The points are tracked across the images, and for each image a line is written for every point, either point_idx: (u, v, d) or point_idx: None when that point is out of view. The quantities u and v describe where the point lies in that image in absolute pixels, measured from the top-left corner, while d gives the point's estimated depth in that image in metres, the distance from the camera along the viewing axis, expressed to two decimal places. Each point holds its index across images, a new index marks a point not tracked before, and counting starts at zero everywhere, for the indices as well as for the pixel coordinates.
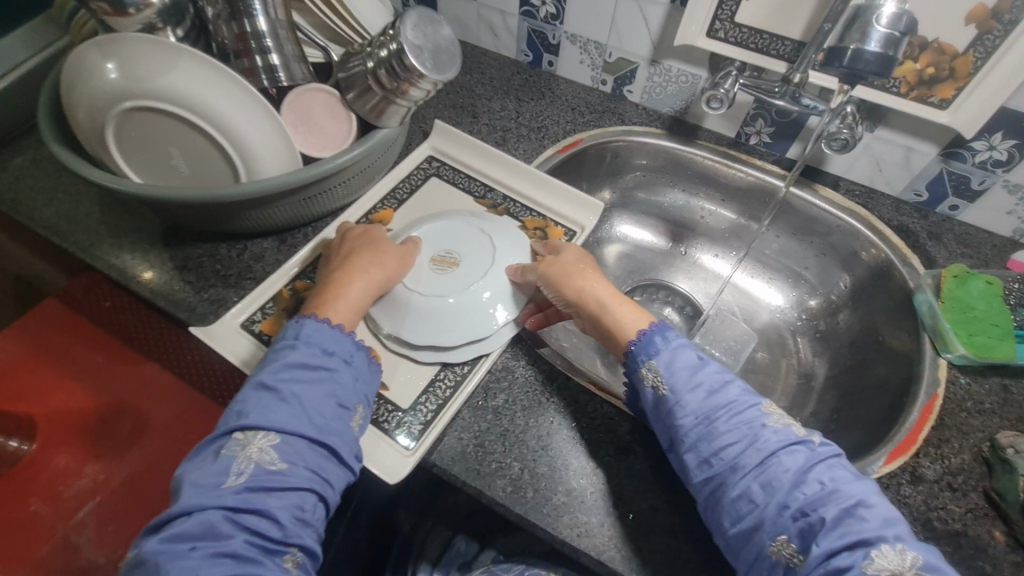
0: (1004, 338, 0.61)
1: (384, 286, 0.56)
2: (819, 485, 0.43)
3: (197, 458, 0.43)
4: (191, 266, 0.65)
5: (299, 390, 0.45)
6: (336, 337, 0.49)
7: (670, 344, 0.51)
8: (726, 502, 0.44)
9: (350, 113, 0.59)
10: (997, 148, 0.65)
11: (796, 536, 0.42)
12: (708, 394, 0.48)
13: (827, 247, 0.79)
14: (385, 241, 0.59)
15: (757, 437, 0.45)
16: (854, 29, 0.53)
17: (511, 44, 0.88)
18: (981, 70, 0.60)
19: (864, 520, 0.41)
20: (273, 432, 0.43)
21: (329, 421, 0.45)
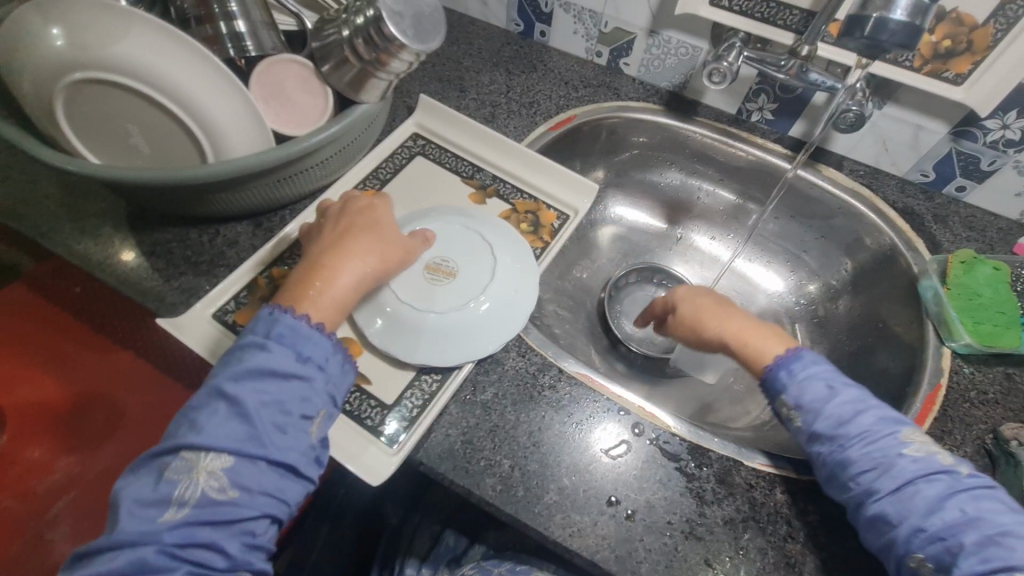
0: (1010, 326, 0.59)
1: (376, 279, 0.50)
2: (959, 513, 0.41)
3: (142, 474, 0.40)
4: (160, 252, 0.61)
5: (258, 404, 0.41)
6: (309, 342, 0.45)
7: (802, 373, 0.49)
8: (863, 520, 0.44)
9: (325, 87, 0.54)
10: (1010, 127, 0.62)
11: (930, 557, 0.41)
12: (838, 423, 0.46)
13: (828, 230, 0.76)
14: (387, 227, 0.53)
15: (892, 464, 0.44)
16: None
17: (501, 13, 0.83)
18: (1000, 43, 0.56)
19: (1011, 548, 0.40)
20: (225, 453, 0.40)
21: (292, 438, 0.42)
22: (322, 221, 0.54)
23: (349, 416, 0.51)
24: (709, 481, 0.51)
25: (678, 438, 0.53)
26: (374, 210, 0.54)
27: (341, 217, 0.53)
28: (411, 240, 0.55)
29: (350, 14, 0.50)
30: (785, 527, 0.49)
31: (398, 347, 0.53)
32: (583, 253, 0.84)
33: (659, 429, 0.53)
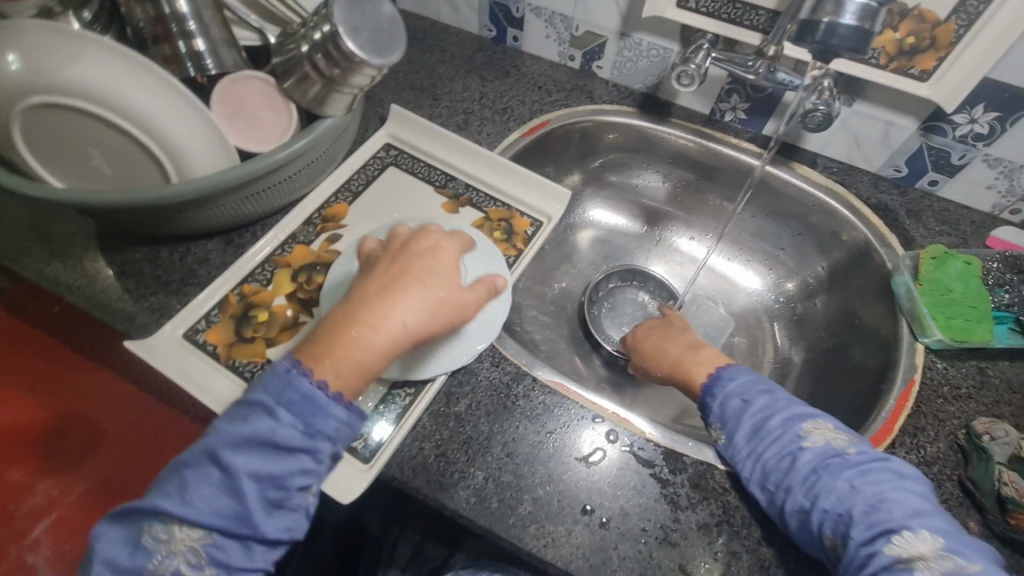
0: (982, 320, 0.59)
1: (415, 342, 0.42)
2: (848, 487, 0.44)
3: (130, 528, 0.40)
4: (130, 273, 0.60)
5: (249, 481, 0.38)
6: (318, 419, 0.39)
7: (726, 392, 0.53)
8: (780, 510, 0.47)
9: (288, 104, 0.54)
10: (978, 121, 0.63)
11: (831, 532, 0.44)
12: (753, 431, 0.50)
13: (804, 228, 0.76)
14: (445, 278, 0.43)
15: (794, 457, 0.47)
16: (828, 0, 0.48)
17: (473, 18, 0.83)
18: (963, 39, 0.56)
19: (889, 511, 0.43)
20: (211, 526, 0.38)
21: (282, 514, 0.40)
22: (382, 253, 0.46)
23: None
24: (683, 486, 0.51)
25: (652, 444, 0.53)
26: (437, 256, 0.45)
27: (399, 258, 0.44)
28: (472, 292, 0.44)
29: (308, 30, 0.50)
30: (759, 530, 0.49)
31: None
32: (562, 258, 0.84)
33: (634, 436, 0.53)
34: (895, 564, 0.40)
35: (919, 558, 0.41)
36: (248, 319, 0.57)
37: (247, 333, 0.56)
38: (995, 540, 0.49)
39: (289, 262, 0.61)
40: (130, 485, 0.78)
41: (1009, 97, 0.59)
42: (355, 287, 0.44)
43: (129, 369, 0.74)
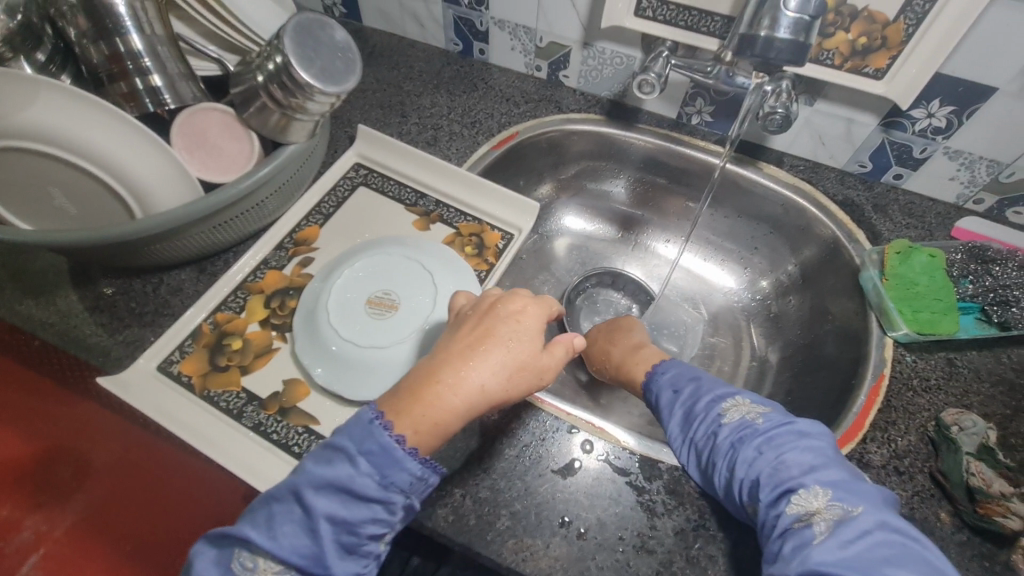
0: (948, 312, 0.60)
1: (488, 402, 0.42)
2: (756, 455, 0.44)
3: (213, 556, 0.39)
4: (103, 306, 0.60)
5: (329, 527, 0.37)
6: (398, 470, 0.38)
7: (662, 383, 0.55)
8: (712, 488, 0.48)
9: (249, 132, 0.55)
10: (935, 115, 0.64)
11: (749, 501, 0.44)
12: (684, 417, 0.51)
13: (775, 226, 0.77)
14: (524, 341, 0.44)
15: (714, 435, 0.48)
16: (763, 14, 0.49)
17: (438, 33, 0.84)
18: (913, 37, 0.57)
19: (788, 470, 0.42)
20: (288, 564, 0.37)
21: (354, 558, 0.39)
22: (467, 314, 0.47)
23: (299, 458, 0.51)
24: (659, 492, 0.52)
25: (626, 452, 0.54)
26: (522, 319, 0.46)
27: (485, 319, 0.46)
28: (547, 356, 0.46)
29: (262, 59, 0.51)
30: (734, 533, 0.50)
31: (345, 386, 0.53)
32: (539, 266, 0.85)
33: (609, 445, 0.54)
34: (795, 524, 0.39)
35: (812, 513, 0.39)
36: (222, 348, 0.57)
37: (222, 361, 0.56)
38: (966, 530, 0.50)
39: (262, 288, 0.61)
40: (116, 522, 0.77)
41: (962, 91, 0.60)
42: (440, 343, 0.45)
43: (108, 405, 0.71)
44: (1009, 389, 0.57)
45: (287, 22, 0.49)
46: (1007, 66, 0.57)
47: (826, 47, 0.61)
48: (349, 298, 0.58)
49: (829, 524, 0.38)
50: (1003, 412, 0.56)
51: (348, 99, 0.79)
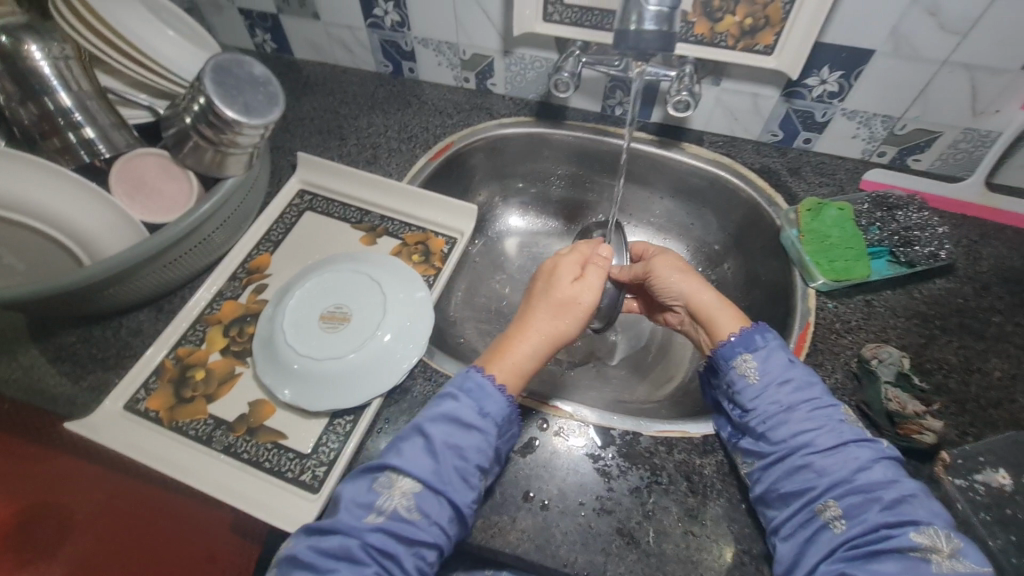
0: (859, 258, 0.65)
1: (551, 340, 0.57)
2: (882, 474, 0.48)
3: (356, 483, 0.48)
4: (65, 355, 0.61)
5: (447, 447, 0.48)
6: (493, 400, 0.51)
7: (767, 343, 0.55)
8: (790, 468, 0.49)
9: (186, 170, 0.58)
10: (827, 80, 0.69)
11: (845, 506, 0.47)
12: (792, 389, 0.53)
13: (705, 200, 0.82)
14: (561, 284, 0.59)
15: (833, 428, 0.50)
16: (631, 10, 0.53)
17: (368, 57, 0.87)
18: (791, 14, 0.63)
19: (916, 506, 0.46)
20: (417, 481, 0.47)
21: (471, 483, 0.48)
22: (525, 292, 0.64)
23: (271, 472, 0.54)
24: (614, 457, 0.55)
25: (579, 424, 0.57)
26: (556, 273, 0.60)
27: (532, 286, 0.62)
28: (578, 289, 0.59)
29: (187, 102, 0.54)
30: (685, 483, 0.54)
31: (308, 399, 0.56)
32: (493, 266, 0.88)
33: (562, 420, 0.58)
34: (913, 550, 0.44)
35: (939, 552, 0.44)
36: (186, 380, 0.59)
37: (187, 393, 0.59)
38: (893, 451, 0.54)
39: (219, 318, 0.64)
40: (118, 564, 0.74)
41: (845, 56, 0.66)
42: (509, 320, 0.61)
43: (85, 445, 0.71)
44: (922, 321, 0.63)
45: (205, 64, 0.53)
46: (877, 30, 0.62)
47: (717, 31, 0.66)
48: (304, 316, 0.61)
49: (951, 569, 0.43)
50: (918, 341, 0.61)
51: (288, 129, 0.82)
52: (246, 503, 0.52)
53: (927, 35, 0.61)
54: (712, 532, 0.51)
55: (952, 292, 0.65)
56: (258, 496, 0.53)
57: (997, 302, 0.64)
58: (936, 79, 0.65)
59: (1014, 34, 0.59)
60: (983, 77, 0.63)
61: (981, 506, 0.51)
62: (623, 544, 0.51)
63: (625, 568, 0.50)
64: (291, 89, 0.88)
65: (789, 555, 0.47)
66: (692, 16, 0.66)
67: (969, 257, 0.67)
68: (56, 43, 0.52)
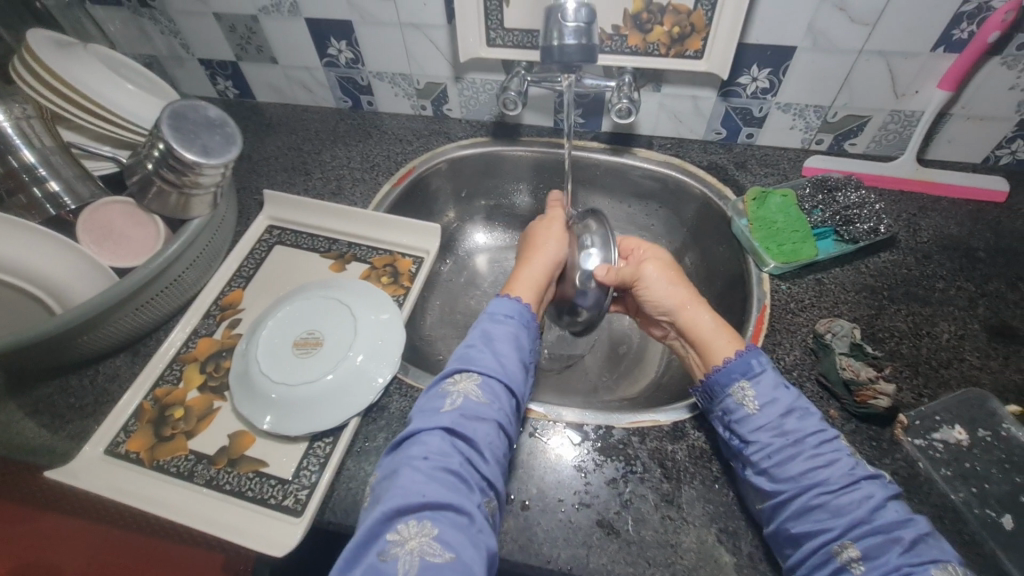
0: (805, 240, 0.68)
1: (549, 267, 0.69)
2: (897, 513, 0.44)
3: (424, 402, 0.50)
4: (43, 408, 0.61)
5: (493, 343, 0.54)
6: (516, 305, 0.58)
7: (764, 370, 0.53)
8: (801, 507, 0.46)
9: (152, 215, 0.61)
10: (758, 78, 0.73)
11: (863, 547, 0.43)
12: (795, 418, 0.50)
13: (661, 200, 0.85)
14: (545, 234, 0.74)
15: (842, 462, 0.47)
16: (553, 27, 0.58)
17: (327, 95, 0.91)
18: (714, 20, 0.67)
19: (935, 547, 0.43)
20: (480, 373, 0.51)
21: (518, 372, 0.53)
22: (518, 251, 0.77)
23: (254, 501, 0.55)
24: (589, 452, 0.57)
25: (554, 423, 0.59)
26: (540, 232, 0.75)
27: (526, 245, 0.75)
28: (558, 234, 0.74)
29: (148, 149, 0.57)
30: (658, 470, 0.55)
31: (286, 425, 0.57)
32: (466, 283, 0.91)
33: (536, 421, 0.59)
34: None
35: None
36: (165, 419, 0.60)
37: (167, 431, 0.59)
38: (855, 419, 0.56)
39: (195, 356, 0.65)
40: None
41: (770, 54, 0.70)
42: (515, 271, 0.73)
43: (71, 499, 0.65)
44: (871, 293, 0.66)
45: (162, 112, 0.56)
46: (795, 28, 0.67)
47: (650, 41, 0.71)
48: (278, 345, 0.62)
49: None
50: (868, 312, 0.64)
51: (254, 170, 0.85)
52: (232, 533, 0.53)
53: (841, 29, 0.66)
54: (689, 514, 0.53)
55: (896, 264, 0.68)
56: (242, 525, 0.53)
57: (940, 268, 0.67)
58: (856, 69, 0.70)
59: (917, 21, 0.63)
60: (897, 62, 0.68)
61: (941, 462, 0.53)
62: (604, 535, 0.52)
63: (607, 558, 0.51)
64: (255, 131, 0.91)
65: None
66: (624, 29, 0.70)
67: (909, 229, 0.71)
68: (15, 105, 0.55)
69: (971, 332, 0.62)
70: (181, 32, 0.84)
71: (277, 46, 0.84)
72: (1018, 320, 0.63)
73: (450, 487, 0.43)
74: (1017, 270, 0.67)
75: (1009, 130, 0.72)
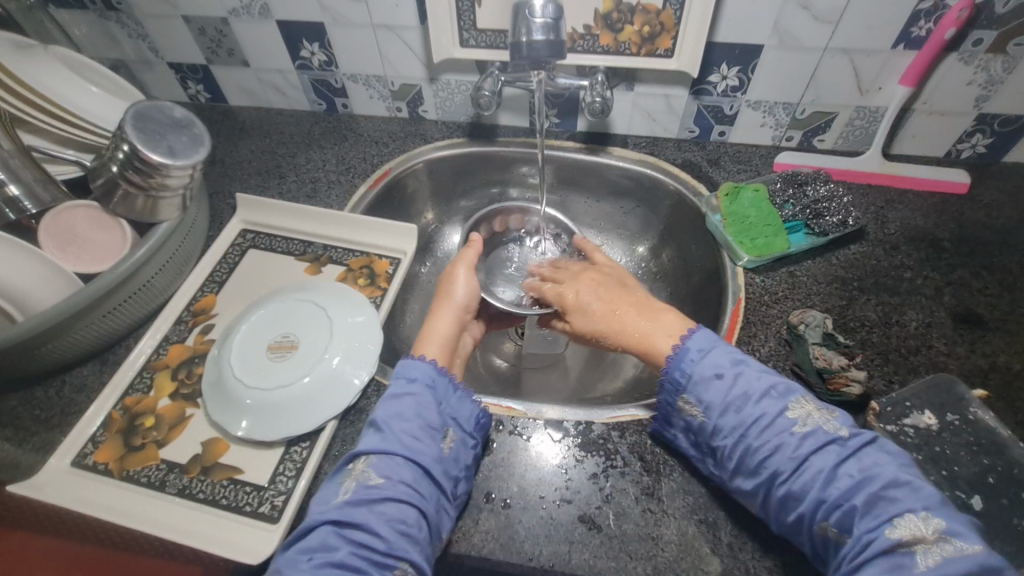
0: (778, 233, 0.70)
1: (454, 327, 0.63)
2: (851, 477, 0.45)
3: (324, 488, 0.49)
4: (6, 421, 0.59)
5: (391, 417, 0.50)
6: (419, 365, 0.54)
7: (689, 375, 0.52)
8: (774, 501, 0.47)
9: (118, 220, 0.61)
10: (728, 76, 0.75)
11: (836, 523, 0.44)
12: (737, 412, 0.49)
13: (638, 198, 0.86)
14: (447, 288, 0.67)
15: (788, 444, 0.47)
16: (520, 23, 0.58)
17: (301, 97, 0.90)
18: (682, 19, 0.69)
19: (896, 499, 0.43)
20: (373, 454, 0.48)
21: (424, 441, 0.50)
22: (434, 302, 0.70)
23: (228, 509, 0.53)
24: (570, 447, 0.57)
25: (534, 420, 0.59)
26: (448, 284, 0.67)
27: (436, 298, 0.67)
28: (467, 294, 0.67)
29: (111, 151, 0.57)
30: (638, 464, 0.56)
31: (259, 431, 0.56)
32: None
33: (517, 419, 0.59)
34: (901, 547, 0.41)
35: (923, 541, 0.41)
36: (136, 428, 0.59)
37: (138, 441, 0.58)
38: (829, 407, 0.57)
39: (167, 363, 0.63)
40: None
41: (739, 52, 0.71)
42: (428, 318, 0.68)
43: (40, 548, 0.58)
44: (841, 283, 0.67)
45: (126, 112, 0.56)
46: (761, 28, 0.68)
47: (621, 40, 0.72)
48: (252, 349, 0.61)
49: (940, 556, 0.40)
50: (839, 303, 0.66)
51: (226, 174, 0.84)
52: (204, 541, 0.51)
53: (805, 28, 0.67)
54: (669, 506, 0.53)
55: (866, 255, 0.70)
56: (216, 534, 0.52)
57: (907, 258, 0.69)
58: (822, 66, 0.71)
59: (877, 18, 0.65)
60: (861, 59, 0.70)
61: (912, 446, 0.54)
62: (586, 531, 0.52)
63: (589, 553, 0.51)
64: (228, 135, 0.89)
65: None
66: (596, 29, 0.71)
67: (877, 222, 0.73)
68: None
69: (938, 320, 0.64)
70: (149, 35, 0.83)
71: (248, 49, 0.83)
72: (983, 307, 0.64)
73: None
74: (980, 259, 0.69)
75: (968, 125, 0.74)
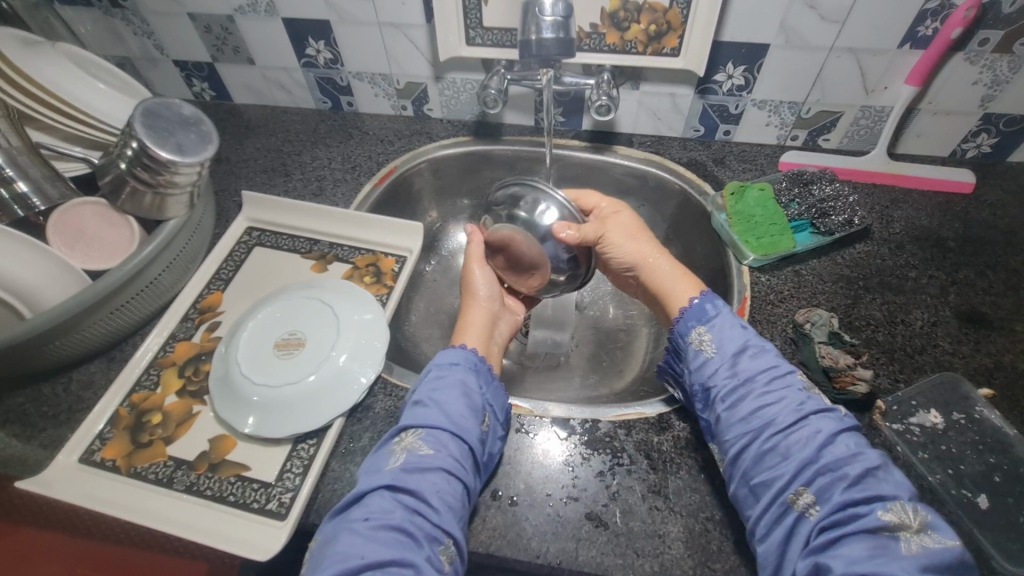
0: (783, 233, 0.70)
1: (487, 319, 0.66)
2: (846, 448, 0.45)
3: (370, 460, 0.50)
4: (13, 418, 0.59)
5: (439, 396, 0.52)
6: (460, 350, 0.57)
7: (718, 312, 0.55)
8: (755, 454, 0.47)
9: (126, 217, 0.61)
10: (734, 75, 0.75)
11: (814, 489, 0.44)
12: (749, 356, 0.51)
13: (642, 197, 0.86)
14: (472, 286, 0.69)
15: (794, 399, 0.48)
16: (529, 22, 0.58)
17: (306, 95, 0.90)
18: (689, 18, 0.69)
19: (882, 481, 0.44)
20: (423, 427, 0.50)
21: (469, 419, 0.51)
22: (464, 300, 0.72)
23: (236, 506, 0.54)
24: (577, 446, 0.57)
25: (540, 418, 0.59)
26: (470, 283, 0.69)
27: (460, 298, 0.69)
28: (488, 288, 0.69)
29: (119, 149, 0.57)
30: (645, 462, 0.56)
31: (266, 428, 0.56)
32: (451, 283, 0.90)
33: (523, 417, 0.59)
34: (882, 524, 0.41)
35: (907, 528, 0.41)
36: (143, 425, 0.59)
37: (145, 438, 0.58)
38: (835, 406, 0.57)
39: (173, 360, 0.63)
40: None
41: (745, 51, 0.71)
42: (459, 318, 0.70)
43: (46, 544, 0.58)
44: (847, 282, 0.67)
45: (134, 110, 0.56)
46: (768, 27, 0.68)
47: (627, 39, 0.72)
48: (259, 345, 0.61)
49: (922, 546, 0.40)
50: (844, 302, 0.66)
51: (232, 172, 0.84)
52: (210, 537, 0.52)
53: (812, 27, 0.68)
54: (675, 504, 0.53)
55: (871, 253, 0.70)
56: (223, 530, 0.52)
57: (912, 257, 0.69)
58: (827, 65, 0.71)
59: (883, 18, 0.65)
60: (867, 58, 0.70)
61: (917, 445, 0.54)
62: (593, 528, 0.52)
63: (596, 551, 0.51)
64: (233, 133, 0.89)
65: (768, 554, 0.44)
66: (602, 28, 0.71)
67: (881, 221, 0.73)
68: None
69: (944, 319, 0.64)
70: (155, 33, 0.83)
71: (254, 47, 0.83)
72: (988, 306, 0.65)
73: (399, 544, 0.43)
74: (985, 259, 0.69)
75: (974, 125, 0.74)
